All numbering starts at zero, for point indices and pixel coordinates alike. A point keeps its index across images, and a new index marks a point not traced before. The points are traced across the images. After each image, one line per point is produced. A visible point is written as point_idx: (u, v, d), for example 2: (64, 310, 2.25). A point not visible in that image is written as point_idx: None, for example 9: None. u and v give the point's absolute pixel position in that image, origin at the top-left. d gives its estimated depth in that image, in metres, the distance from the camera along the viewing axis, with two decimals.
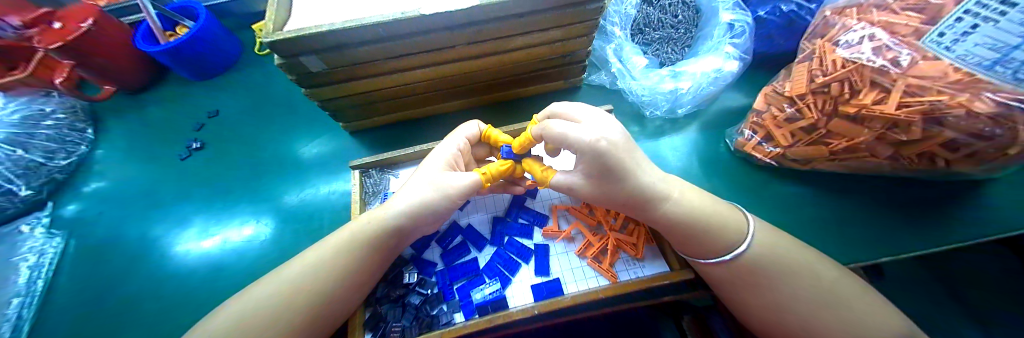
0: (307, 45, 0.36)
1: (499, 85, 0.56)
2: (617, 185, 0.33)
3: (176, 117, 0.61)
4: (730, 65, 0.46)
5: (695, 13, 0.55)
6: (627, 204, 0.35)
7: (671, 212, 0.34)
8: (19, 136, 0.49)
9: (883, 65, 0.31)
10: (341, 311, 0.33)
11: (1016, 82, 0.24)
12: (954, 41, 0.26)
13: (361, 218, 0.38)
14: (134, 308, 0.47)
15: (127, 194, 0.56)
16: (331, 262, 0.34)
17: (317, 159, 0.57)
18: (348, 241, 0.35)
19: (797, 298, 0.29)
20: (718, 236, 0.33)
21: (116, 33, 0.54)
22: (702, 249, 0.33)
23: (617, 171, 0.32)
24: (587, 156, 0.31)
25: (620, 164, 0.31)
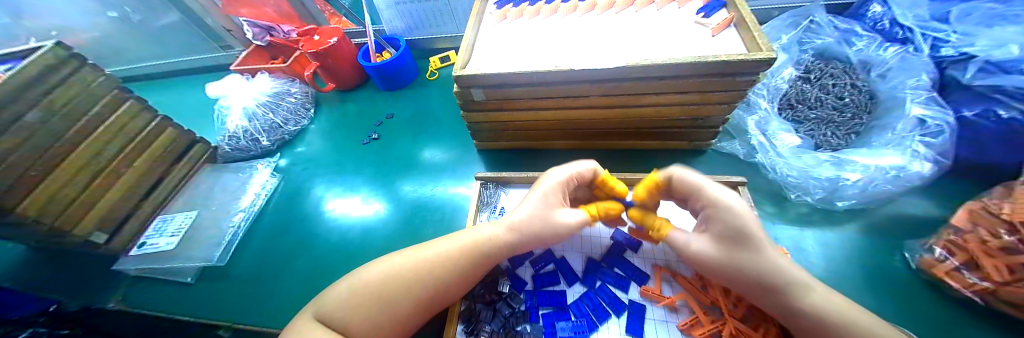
0: (483, 81, 0.48)
1: (620, 134, 0.58)
2: (751, 253, 0.28)
3: (363, 110, 0.80)
4: (916, 165, 0.40)
5: (868, 99, 0.50)
6: (767, 286, 0.27)
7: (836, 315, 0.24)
8: (271, 104, 0.73)
9: None
10: (448, 299, 0.37)
11: None
12: None
13: (483, 226, 0.43)
14: (298, 245, 0.59)
15: (316, 158, 0.73)
16: (457, 257, 0.38)
17: (452, 165, 0.67)
18: (473, 243, 0.40)
19: None
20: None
21: (346, 48, 0.76)
22: None
23: (751, 237, 0.29)
24: (717, 209, 0.31)
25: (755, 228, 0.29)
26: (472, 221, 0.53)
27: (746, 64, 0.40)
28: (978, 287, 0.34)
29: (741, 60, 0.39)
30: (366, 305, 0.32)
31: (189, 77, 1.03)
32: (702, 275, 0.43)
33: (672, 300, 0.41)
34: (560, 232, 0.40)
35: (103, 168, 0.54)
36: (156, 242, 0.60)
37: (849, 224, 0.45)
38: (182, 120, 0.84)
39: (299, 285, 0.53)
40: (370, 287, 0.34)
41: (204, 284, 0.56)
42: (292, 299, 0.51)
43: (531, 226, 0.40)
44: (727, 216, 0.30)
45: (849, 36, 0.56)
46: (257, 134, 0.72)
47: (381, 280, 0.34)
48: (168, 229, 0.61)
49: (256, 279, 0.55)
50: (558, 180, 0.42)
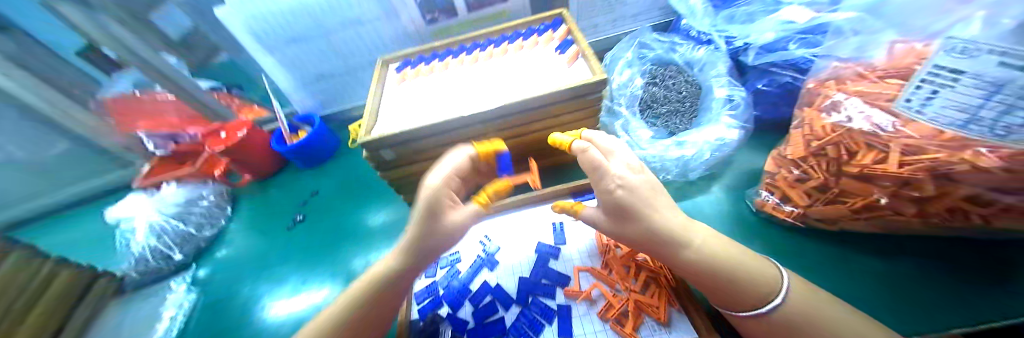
0: (386, 142, 0.52)
1: (525, 158, 0.66)
2: (634, 223, 0.36)
3: (287, 194, 0.80)
4: (732, 133, 0.52)
5: (698, 90, 0.64)
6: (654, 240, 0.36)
7: (692, 257, 0.35)
8: (182, 214, 0.70)
9: (870, 129, 0.38)
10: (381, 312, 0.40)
11: (996, 138, 0.31)
12: (922, 105, 0.34)
13: (375, 264, 0.43)
14: None
15: (241, 257, 0.70)
16: (349, 315, 0.39)
17: (384, 226, 0.69)
18: (364, 291, 0.40)
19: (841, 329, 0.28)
20: (740, 285, 0.33)
21: (257, 136, 0.77)
22: (737, 297, 0.33)
23: (633, 211, 0.36)
24: (606, 191, 0.37)
25: (637, 204, 0.36)
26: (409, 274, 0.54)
27: (591, 85, 0.51)
28: (794, 213, 0.47)
29: (584, 84, 0.49)
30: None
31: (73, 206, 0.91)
32: (607, 262, 0.51)
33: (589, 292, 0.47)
34: (448, 237, 0.41)
35: None
36: None
37: (709, 188, 0.58)
38: (79, 258, 0.75)
39: None
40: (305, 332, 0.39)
41: None
42: None
43: (410, 247, 0.40)
44: (619, 197, 0.36)
45: (674, 44, 0.70)
46: (168, 250, 0.68)
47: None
48: None
49: None
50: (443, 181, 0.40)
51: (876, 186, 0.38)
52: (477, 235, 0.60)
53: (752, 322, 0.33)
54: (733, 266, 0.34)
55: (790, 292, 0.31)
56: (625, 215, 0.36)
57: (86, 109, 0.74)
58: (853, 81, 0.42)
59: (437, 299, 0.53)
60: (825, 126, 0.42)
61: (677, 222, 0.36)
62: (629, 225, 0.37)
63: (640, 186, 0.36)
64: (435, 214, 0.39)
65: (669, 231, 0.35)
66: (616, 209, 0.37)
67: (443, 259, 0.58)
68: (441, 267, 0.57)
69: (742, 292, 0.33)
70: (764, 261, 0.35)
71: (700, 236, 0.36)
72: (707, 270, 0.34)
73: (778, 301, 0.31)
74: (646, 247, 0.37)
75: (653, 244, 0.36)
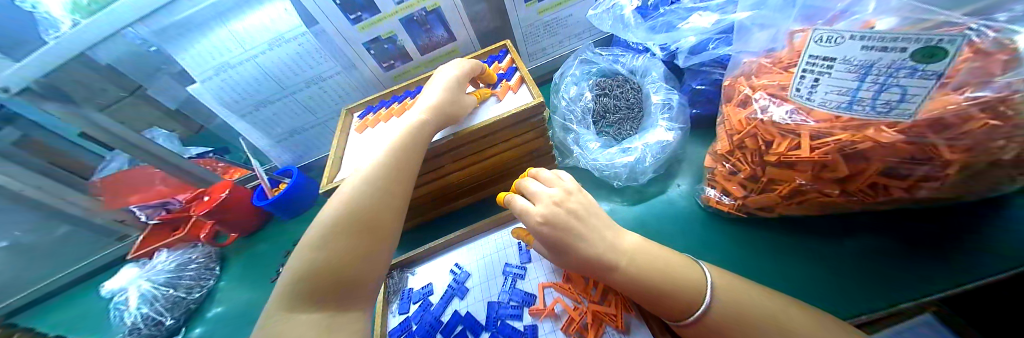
0: None
1: (488, 182, 0.69)
2: (565, 257, 0.40)
3: (276, 248, 0.84)
4: (669, 134, 0.55)
5: (642, 95, 0.67)
6: (589, 270, 0.39)
7: (621, 278, 0.37)
8: (172, 279, 0.72)
9: (779, 117, 0.40)
10: (376, 204, 0.42)
11: (878, 115, 0.34)
12: (809, 93, 0.37)
13: (346, 183, 0.45)
14: None
15: (236, 315, 0.74)
16: (348, 211, 0.40)
17: None
18: (359, 192, 0.42)
19: (753, 322, 0.31)
20: (670, 297, 0.35)
21: (240, 194, 0.81)
22: (671, 310, 0.35)
23: (560, 245, 0.39)
24: (535, 230, 0.41)
25: (560, 239, 0.39)
26: (391, 311, 0.57)
27: (530, 108, 0.54)
28: (733, 206, 0.50)
29: (521, 109, 0.53)
30: (294, 306, 0.33)
31: (68, 288, 0.93)
32: (569, 276, 0.52)
33: (552, 308, 0.48)
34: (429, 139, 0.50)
35: None
36: None
37: (664, 187, 0.60)
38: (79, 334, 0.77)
39: None
40: (303, 250, 0.37)
41: None
42: None
43: (392, 155, 0.46)
44: (545, 234, 0.40)
45: (616, 56, 0.73)
46: (159, 316, 0.70)
47: (303, 278, 0.35)
48: None
49: None
50: (455, 71, 0.58)
51: (796, 171, 0.40)
52: (447, 264, 0.61)
53: (691, 329, 0.35)
54: (663, 278, 0.36)
55: (713, 300, 0.34)
56: (560, 247, 0.39)
57: (82, 192, 0.77)
58: (757, 76, 0.45)
59: (408, 336, 0.53)
60: (741, 119, 0.45)
61: (606, 244, 0.39)
62: (567, 256, 0.40)
63: (563, 218, 0.40)
64: (454, 80, 0.56)
65: (599, 256, 0.38)
66: (553, 245, 0.40)
67: (412, 294, 0.59)
68: (413, 301, 0.58)
69: (673, 303, 0.35)
70: (688, 266, 0.37)
71: (631, 252, 0.38)
72: (640, 288, 0.36)
73: (702, 308, 0.33)
74: (590, 272, 0.40)
75: (591, 271, 0.39)
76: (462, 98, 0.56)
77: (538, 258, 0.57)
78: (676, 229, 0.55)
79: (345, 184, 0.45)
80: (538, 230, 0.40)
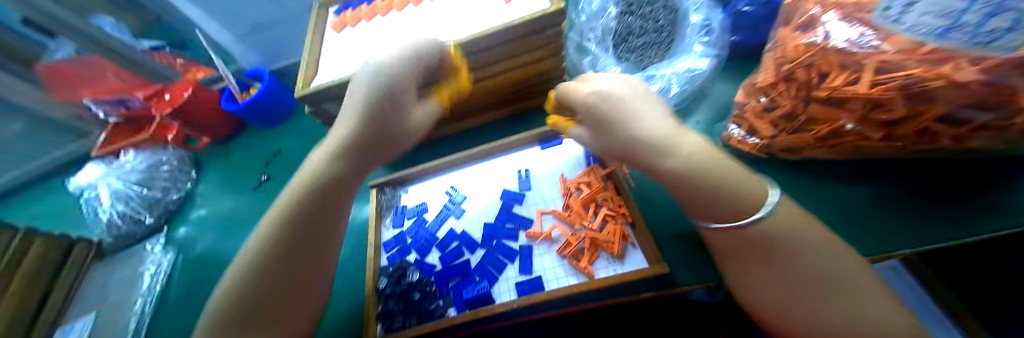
0: (332, 94, 0.48)
1: (489, 105, 0.62)
2: (610, 133, 0.36)
3: (252, 155, 0.77)
4: (703, 63, 0.47)
5: (675, 17, 0.57)
6: (635, 148, 0.34)
7: (670, 161, 0.31)
8: (146, 179, 0.68)
9: (843, 44, 0.33)
10: (302, 237, 0.32)
11: (979, 47, 0.26)
12: (901, 14, 0.30)
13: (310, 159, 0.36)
14: None
15: (216, 219, 0.70)
16: (297, 225, 0.32)
17: None
18: (312, 196, 0.34)
19: (815, 246, 0.24)
20: (719, 196, 0.28)
21: (205, 96, 0.72)
22: (717, 209, 0.29)
23: (610, 117, 0.36)
24: (586, 104, 0.38)
25: (612, 111, 0.35)
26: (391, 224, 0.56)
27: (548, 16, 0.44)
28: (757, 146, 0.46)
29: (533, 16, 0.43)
30: None
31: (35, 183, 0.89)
32: (568, 203, 0.50)
33: (549, 233, 0.48)
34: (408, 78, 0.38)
35: None
36: None
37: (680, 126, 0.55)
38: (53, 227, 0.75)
39: None
40: (217, 300, 0.30)
41: None
42: None
43: (355, 142, 0.36)
44: (598, 109, 0.37)
45: None
46: (138, 215, 0.67)
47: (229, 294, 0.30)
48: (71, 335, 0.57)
49: None
50: (406, 68, 0.38)
51: (844, 110, 0.36)
52: (443, 186, 0.59)
53: (726, 237, 0.29)
54: (722, 173, 0.29)
55: (771, 212, 0.26)
56: (610, 119, 0.36)
57: None
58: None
59: (404, 248, 0.53)
60: (799, 46, 0.37)
61: (660, 128, 0.33)
62: (607, 137, 0.36)
63: (624, 94, 0.36)
64: (390, 79, 0.36)
65: (641, 140, 0.33)
66: (595, 124, 0.37)
67: (407, 211, 0.57)
68: (407, 217, 0.57)
69: (722, 204, 0.28)
70: (751, 177, 0.29)
71: (692, 144, 0.31)
72: (683, 180, 0.30)
73: (757, 212, 0.27)
74: (626, 159, 0.37)
75: (626, 156, 0.36)
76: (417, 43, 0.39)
77: (539, 184, 0.54)
78: None
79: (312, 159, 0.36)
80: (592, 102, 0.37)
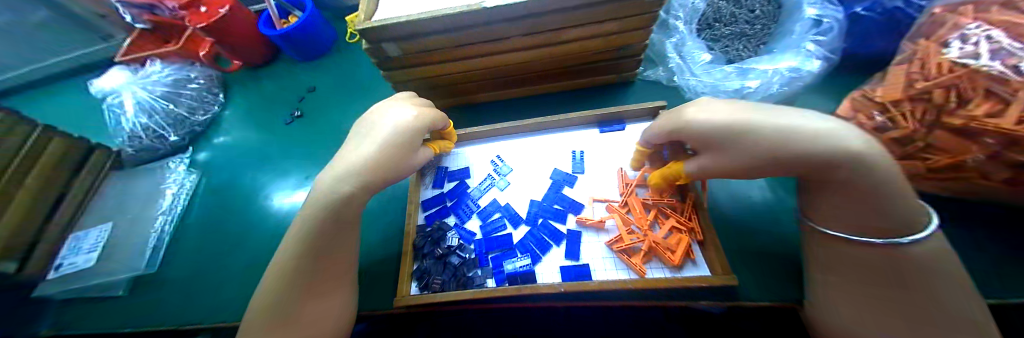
0: (391, 33, 0.43)
1: (552, 75, 0.57)
2: (785, 146, 0.26)
3: (283, 87, 0.72)
4: (810, 64, 0.43)
5: (775, 8, 0.51)
6: (821, 161, 0.25)
7: (877, 168, 0.24)
8: (172, 94, 0.64)
9: (1000, 70, 0.29)
10: (327, 237, 0.32)
11: None
12: None
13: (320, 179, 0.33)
14: (229, 251, 0.55)
15: (240, 148, 0.66)
16: (317, 240, 0.31)
17: None
18: (325, 215, 0.31)
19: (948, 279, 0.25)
20: (896, 214, 0.25)
21: (242, 16, 0.66)
22: (899, 222, 0.25)
23: (773, 125, 0.27)
24: (724, 116, 0.29)
25: (768, 118, 0.27)
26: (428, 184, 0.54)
27: None
28: None
29: None
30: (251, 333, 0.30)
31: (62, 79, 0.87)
32: (627, 198, 0.45)
33: (602, 221, 0.43)
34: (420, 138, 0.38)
35: None
36: (73, 262, 0.53)
37: None
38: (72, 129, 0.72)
39: (242, 287, 0.51)
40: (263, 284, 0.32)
41: (138, 293, 0.52)
42: (240, 292, 0.50)
43: (364, 169, 0.32)
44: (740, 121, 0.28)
45: None
46: (161, 130, 0.63)
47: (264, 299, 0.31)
48: (83, 246, 0.54)
49: (191, 281, 0.53)
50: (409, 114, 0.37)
51: (976, 144, 0.30)
52: (489, 154, 0.55)
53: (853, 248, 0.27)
54: (906, 189, 0.25)
55: (928, 236, 0.25)
56: (776, 133, 0.26)
57: None
58: None
59: (443, 210, 0.51)
60: (941, 64, 0.33)
61: (841, 129, 0.26)
62: (776, 135, 0.26)
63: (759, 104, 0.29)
64: (396, 147, 0.34)
65: (827, 133, 0.25)
66: (749, 122, 0.27)
67: (450, 173, 0.54)
68: (449, 180, 0.54)
69: (893, 223, 0.25)
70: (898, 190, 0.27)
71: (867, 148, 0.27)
72: (875, 192, 0.24)
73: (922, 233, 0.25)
74: (802, 169, 0.26)
75: (820, 162, 0.25)
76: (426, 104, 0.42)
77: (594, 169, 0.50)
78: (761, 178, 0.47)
79: (322, 178, 0.33)
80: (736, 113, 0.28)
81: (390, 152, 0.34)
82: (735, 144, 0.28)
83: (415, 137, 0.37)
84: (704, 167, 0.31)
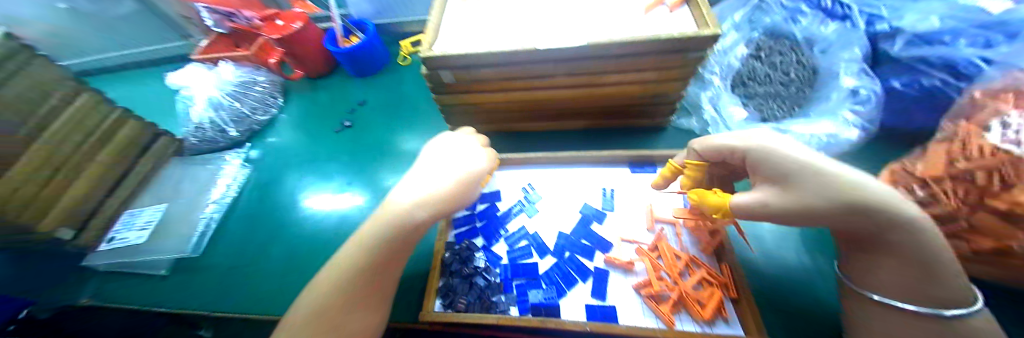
0: (449, 63, 0.48)
1: (588, 114, 0.60)
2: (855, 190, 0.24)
3: (336, 99, 0.80)
4: (847, 132, 0.45)
5: (811, 73, 0.53)
6: (886, 213, 0.23)
7: (922, 230, 0.23)
8: (240, 95, 0.72)
9: None
10: (386, 248, 0.35)
11: None
12: None
13: (395, 199, 0.37)
14: (269, 244, 0.60)
15: (289, 150, 0.73)
16: (374, 248, 0.35)
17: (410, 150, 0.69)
18: (389, 228, 0.35)
19: None
20: (943, 286, 0.23)
21: (311, 32, 0.74)
22: (953, 295, 0.23)
23: (838, 170, 0.25)
24: (785, 155, 0.28)
25: (830, 163, 0.26)
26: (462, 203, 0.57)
27: (697, 40, 0.41)
28: None
29: (692, 36, 0.40)
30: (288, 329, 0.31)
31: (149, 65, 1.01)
32: (658, 244, 0.45)
33: (631, 263, 0.44)
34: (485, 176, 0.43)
35: (64, 162, 0.53)
36: (125, 236, 0.59)
37: None
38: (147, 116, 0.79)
39: (274, 280, 0.54)
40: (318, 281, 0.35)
41: (181, 275, 0.56)
42: (271, 285, 0.54)
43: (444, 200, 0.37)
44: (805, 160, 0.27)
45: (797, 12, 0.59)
46: (223, 125, 0.70)
47: (312, 307, 0.32)
48: (137, 222, 0.60)
49: (229, 268, 0.57)
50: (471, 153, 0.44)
51: (1019, 229, 0.29)
52: (520, 181, 0.58)
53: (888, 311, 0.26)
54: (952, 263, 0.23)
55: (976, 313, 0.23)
56: (845, 178, 0.25)
57: None
58: None
59: (473, 230, 0.53)
60: (982, 147, 0.32)
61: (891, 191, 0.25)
62: (849, 180, 0.24)
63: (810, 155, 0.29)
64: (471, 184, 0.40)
65: (886, 189, 0.24)
66: (816, 163, 0.26)
67: (482, 195, 0.57)
68: (481, 202, 0.56)
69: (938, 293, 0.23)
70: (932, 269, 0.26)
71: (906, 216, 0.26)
72: (923, 255, 0.23)
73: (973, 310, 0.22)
74: (865, 226, 0.24)
75: (885, 214, 0.23)
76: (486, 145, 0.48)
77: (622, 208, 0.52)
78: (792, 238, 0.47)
79: (399, 197, 0.37)
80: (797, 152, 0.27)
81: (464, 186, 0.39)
82: (807, 181, 0.25)
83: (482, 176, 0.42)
84: (765, 203, 0.28)
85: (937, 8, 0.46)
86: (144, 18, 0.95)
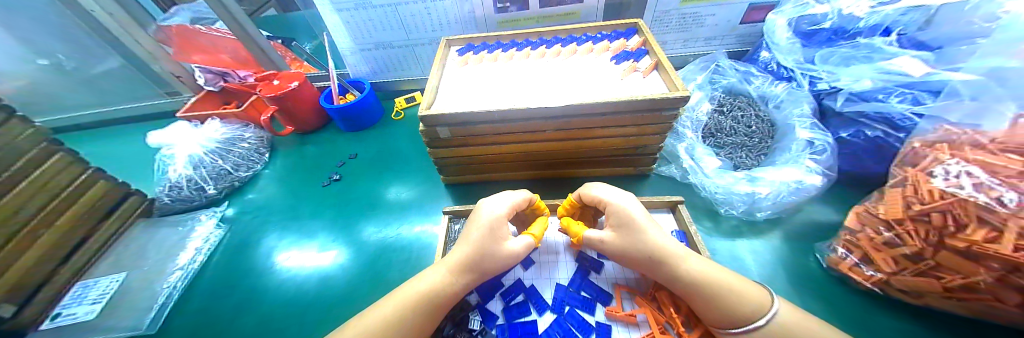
0: (444, 120, 0.51)
1: (575, 164, 0.64)
2: (638, 244, 0.39)
3: (327, 152, 0.80)
4: (812, 178, 0.49)
5: (769, 127, 0.61)
6: (650, 256, 0.38)
7: (688, 272, 0.36)
8: (220, 151, 0.70)
9: (986, 201, 0.31)
10: (395, 323, 0.35)
11: None
12: None
13: (425, 276, 0.41)
14: (236, 314, 0.54)
15: (270, 206, 0.70)
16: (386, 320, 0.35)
17: (404, 202, 0.68)
18: (404, 302, 0.37)
19: None
20: (725, 311, 0.33)
21: (307, 90, 0.77)
22: (729, 316, 0.33)
23: (636, 230, 0.40)
24: (616, 216, 0.43)
25: (636, 223, 0.40)
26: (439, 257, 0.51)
27: (670, 100, 0.46)
28: (874, 278, 0.42)
29: (664, 97, 0.45)
30: None
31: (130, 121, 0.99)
32: (655, 292, 0.45)
33: (632, 316, 0.43)
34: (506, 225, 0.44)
35: (21, 228, 0.48)
36: (73, 312, 0.52)
37: (770, 233, 0.53)
38: (126, 179, 0.79)
39: None
40: None
41: None
42: None
43: (468, 271, 0.41)
44: (625, 220, 0.41)
45: (749, 75, 0.70)
46: (202, 183, 0.68)
47: None
48: (89, 296, 0.54)
49: None
50: (499, 209, 0.44)
51: (985, 268, 0.32)
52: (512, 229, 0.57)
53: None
54: (727, 289, 0.34)
55: (763, 323, 0.32)
56: (637, 236, 0.40)
57: (148, 34, 0.78)
58: (972, 147, 0.37)
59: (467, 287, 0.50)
60: (931, 190, 0.36)
61: (677, 248, 0.38)
62: (638, 238, 0.40)
63: (643, 213, 0.42)
64: (493, 240, 0.42)
65: (666, 245, 0.38)
66: (629, 225, 0.41)
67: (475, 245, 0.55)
68: None
69: (728, 318, 0.33)
70: (755, 289, 0.34)
71: (703, 265, 0.36)
72: (702, 291, 0.35)
73: (754, 325, 0.31)
74: (655, 269, 0.38)
75: (662, 264, 0.38)
76: (517, 193, 0.49)
77: None
78: (784, 279, 0.48)
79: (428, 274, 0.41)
80: (622, 215, 0.42)
81: (485, 248, 0.41)
82: (621, 236, 0.41)
83: (499, 223, 0.43)
84: (603, 240, 0.42)
85: (865, 71, 0.53)
86: (133, 77, 0.96)
